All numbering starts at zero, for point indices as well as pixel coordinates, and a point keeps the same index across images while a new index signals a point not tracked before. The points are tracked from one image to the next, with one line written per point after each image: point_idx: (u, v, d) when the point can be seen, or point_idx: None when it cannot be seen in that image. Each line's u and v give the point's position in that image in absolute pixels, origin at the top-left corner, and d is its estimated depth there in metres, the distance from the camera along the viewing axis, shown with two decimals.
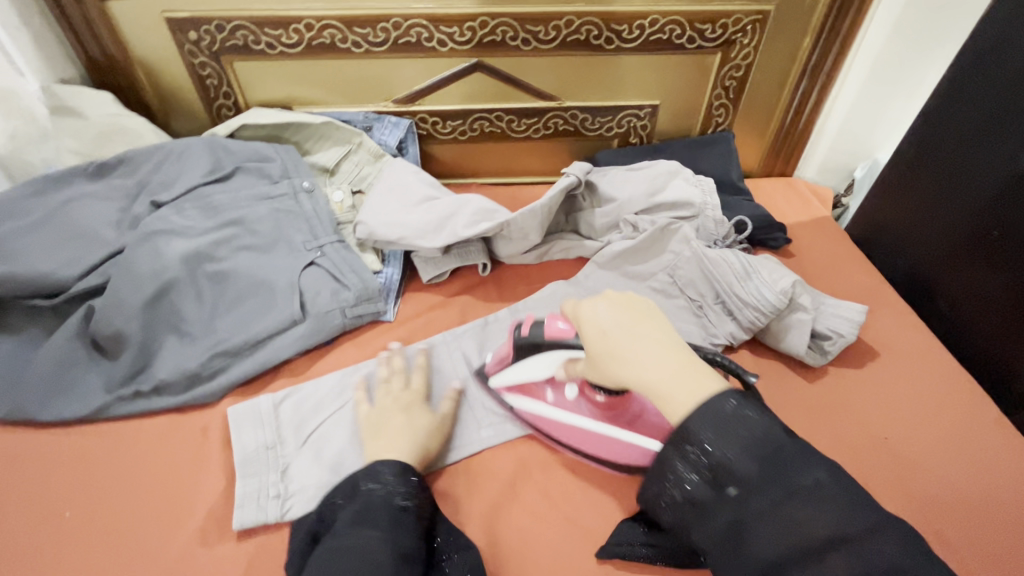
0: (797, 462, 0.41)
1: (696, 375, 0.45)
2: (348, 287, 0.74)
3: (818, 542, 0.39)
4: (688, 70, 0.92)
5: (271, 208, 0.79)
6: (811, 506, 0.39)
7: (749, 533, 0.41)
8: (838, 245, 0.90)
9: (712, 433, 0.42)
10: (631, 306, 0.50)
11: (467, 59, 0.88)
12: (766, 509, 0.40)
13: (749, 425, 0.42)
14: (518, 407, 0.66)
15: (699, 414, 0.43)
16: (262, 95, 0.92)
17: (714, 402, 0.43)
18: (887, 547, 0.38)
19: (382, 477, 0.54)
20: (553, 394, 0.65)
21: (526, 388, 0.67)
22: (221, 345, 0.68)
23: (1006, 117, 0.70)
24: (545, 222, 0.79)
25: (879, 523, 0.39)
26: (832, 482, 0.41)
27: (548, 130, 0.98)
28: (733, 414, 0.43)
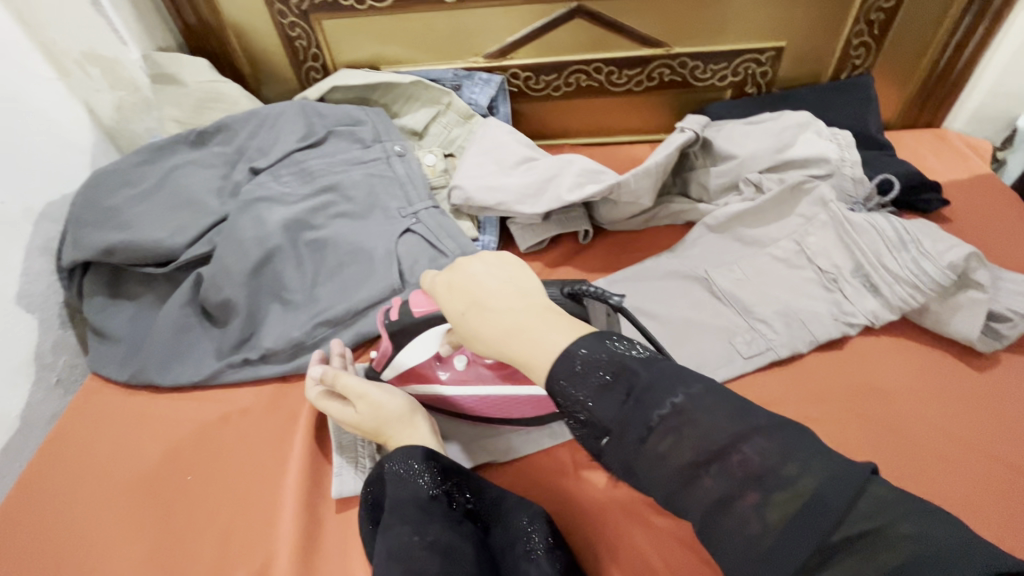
0: (655, 389, 0.38)
1: (546, 330, 0.42)
2: (446, 254, 0.70)
3: (687, 468, 0.36)
4: (823, 3, 0.79)
5: (364, 172, 0.77)
6: (671, 439, 0.37)
7: (638, 473, 0.39)
8: (1007, 207, 0.76)
9: (566, 386, 0.40)
10: (496, 264, 0.48)
11: (566, 4, 0.80)
12: (635, 446, 0.38)
13: (594, 359, 0.40)
14: (421, 395, 0.61)
15: (554, 370, 0.40)
16: (350, 55, 0.88)
17: (569, 360, 0.40)
18: (753, 455, 0.35)
19: (407, 462, 0.50)
20: (442, 371, 0.60)
21: (416, 375, 0.61)
22: (322, 315, 0.66)
23: None
24: (658, 183, 0.70)
25: (742, 431, 0.35)
26: (690, 404, 0.37)
27: (652, 82, 0.89)
28: (583, 362, 0.40)
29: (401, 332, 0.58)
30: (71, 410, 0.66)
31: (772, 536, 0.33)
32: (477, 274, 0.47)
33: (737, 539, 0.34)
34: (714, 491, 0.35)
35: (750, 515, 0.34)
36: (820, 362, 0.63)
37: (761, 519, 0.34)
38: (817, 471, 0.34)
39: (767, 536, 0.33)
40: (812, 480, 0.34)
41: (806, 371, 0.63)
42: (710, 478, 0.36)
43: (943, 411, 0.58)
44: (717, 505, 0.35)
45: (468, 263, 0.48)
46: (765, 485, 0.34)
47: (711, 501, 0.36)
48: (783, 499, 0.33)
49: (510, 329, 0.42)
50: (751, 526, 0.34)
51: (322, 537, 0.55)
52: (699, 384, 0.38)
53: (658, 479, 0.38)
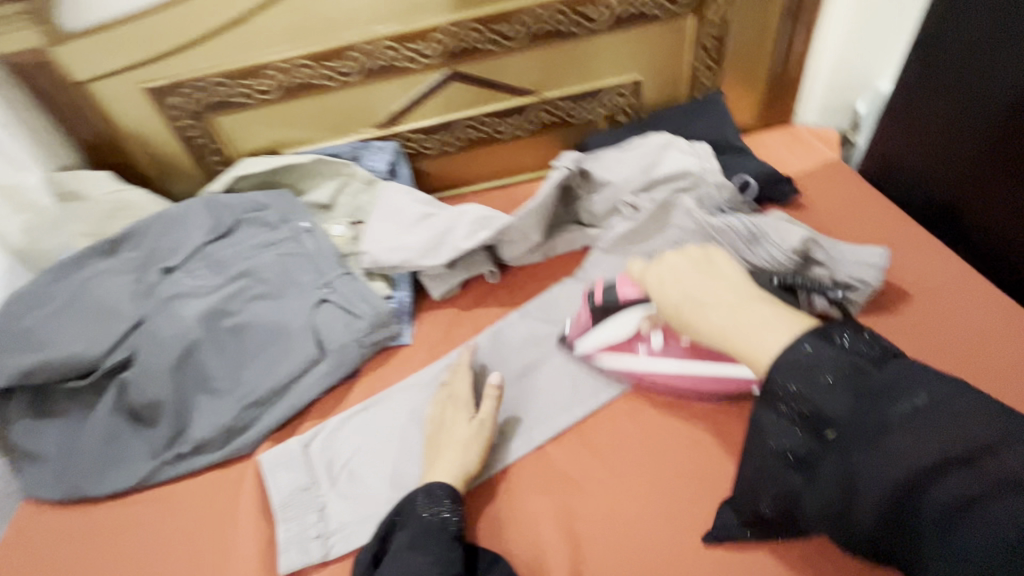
0: (891, 395, 0.41)
1: (784, 320, 0.49)
2: (361, 317, 0.74)
3: (923, 467, 0.38)
4: (664, 38, 0.90)
5: (276, 253, 0.81)
6: (914, 439, 0.39)
7: (862, 475, 0.41)
8: (850, 187, 0.87)
9: (802, 380, 0.44)
10: (700, 261, 0.58)
11: (439, 71, 0.88)
12: (869, 443, 0.41)
13: (848, 361, 0.44)
14: (611, 367, 0.66)
15: (779, 374, 0.45)
16: (251, 144, 0.94)
17: (790, 352, 0.46)
18: (1008, 462, 0.36)
19: (433, 496, 0.56)
20: (638, 347, 0.64)
21: (615, 347, 0.66)
22: (249, 397, 0.69)
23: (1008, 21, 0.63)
24: (543, 219, 0.77)
25: (993, 435, 0.37)
26: (934, 407, 0.40)
27: (534, 125, 0.97)
28: (812, 359, 0.45)
29: (603, 311, 0.66)
30: (6, 540, 0.66)
31: (1010, 535, 0.34)
32: (681, 271, 0.57)
33: (981, 538, 0.35)
34: (947, 490, 0.37)
35: (1006, 522, 0.35)
36: None
37: (1013, 520, 0.35)
38: None
39: (1018, 536, 0.34)
40: None
41: None
42: (949, 477, 0.37)
43: None
44: (957, 507, 0.37)
45: (671, 264, 0.59)
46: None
47: (941, 500, 0.37)
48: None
49: (725, 321, 0.51)
50: (999, 524, 0.35)
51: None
52: (952, 385, 0.41)
53: (874, 476, 0.40)
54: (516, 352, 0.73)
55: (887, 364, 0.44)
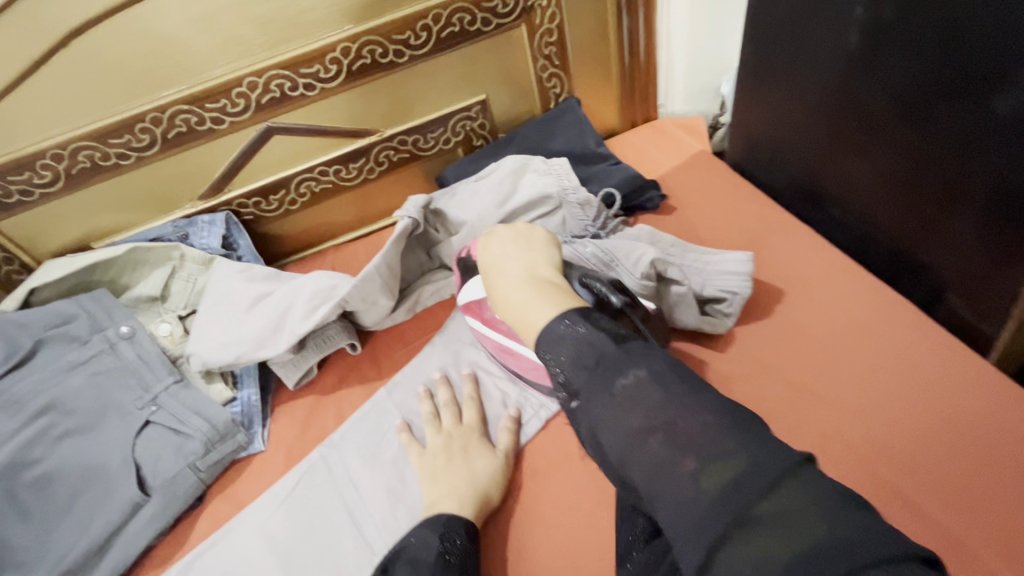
0: (621, 365, 0.40)
1: (558, 295, 0.48)
2: (192, 435, 0.64)
3: (638, 432, 0.37)
4: (500, 52, 0.83)
5: (88, 374, 0.68)
6: (629, 404, 0.38)
7: (599, 435, 0.39)
8: (716, 180, 0.83)
9: (552, 350, 0.43)
10: (521, 236, 0.57)
11: (255, 127, 0.77)
12: (596, 409, 0.39)
13: (587, 336, 0.42)
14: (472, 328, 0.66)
15: (541, 339, 0.44)
16: (50, 244, 0.79)
17: (555, 331, 0.43)
18: (696, 428, 0.35)
19: (443, 535, 0.49)
20: (488, 310, 0.63)
21: (469, 308, 0.65)
22: (60, 565, 0.57)
23: None
24: (392, 279, 0.69)
25: (696, 404, 0.36)
26: (653, 378, 0.38)
27: (383, 165, 0.88)
28: (565, 334, 0.43)
29: (465, 270, 0.67)
30: None
31: (703, 504, 0.32)
32: (499, 249, 0.56)
33: (671, 501, 0.34)
34: (655, 456, 0.36)
35: (686, 481, 0.34)
36: None
37: (696, 485, 0.33)
38: (753, 448, 0.33)
39: (702, 499, 0.32)
40: (744, 457, 0.33)
41: None
42: (657, 440, 0.36)
43: None
44: (659, 470, 0.35)
45: (500, 236, 0.58)
46: (703, 452, 0.34)
47: (652, 464, 0.36)
48: (717, 468, 0.33)
49: (509, 305, 0.50)
50: (686, 488, 0.33)
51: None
52: (678, 367, 0.39)
53: (608, 435, 0.38)
54: (383, 439, 0.63)
55: (625, 340, 0.42)
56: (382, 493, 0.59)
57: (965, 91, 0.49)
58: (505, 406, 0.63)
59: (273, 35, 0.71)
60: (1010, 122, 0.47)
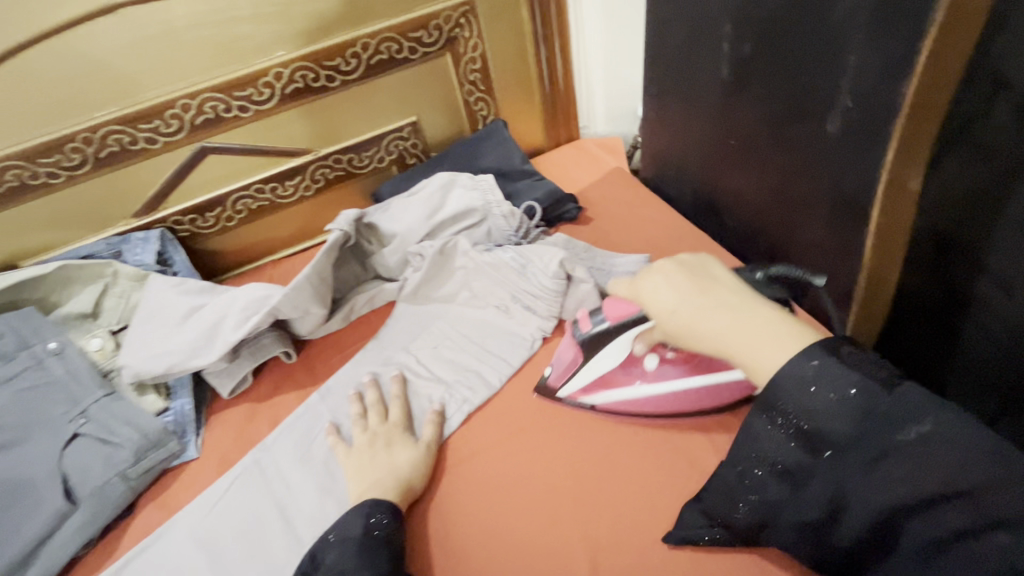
0: (895, 419, 0.37)
1: (788, 332, 0.42)
2: (123, 444, 0.64)
3: (927, 498, 0.35)
4: (429, 77, 0.89)
5: (13, 391, 0.68)
6: (914, 467, 0.35)
7: (850, 497, 0.38)
8: (628, 193, 0.92)
9: (797, 396, 0.40)
10: (693, 274, 0.49)
11: (189, 146, 0.80)
12: (860, 471, 0.38)
13: (846, 384, 0.38)
14: (608, 400, 0.63)
15: (778, 377, 0.40)
16: None
17: (792, 366, 0.40)
18: (1000, 499, 0.33)
19: (371, 516, 0.53)
20: (636, 368, 0.62)
21: (605, 379, 0.63)
22: None
23: (697, 26, 0.68)
24: (324, 289, 0.73)
25: (1001, 474, 0.33)
26: (939, 435, 0.35)
27: (319, 183, 0.92)
28: (805, 374, 0.39)
29: (589, 344, 0.60)
30: None
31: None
32: (663, 293, 0.48)
33: (968, 574, 0.33)
34: (947, 523, 0.34)
35: (988, 552, 0.33)
36: (513, 391, 0.68)
37: (1002, 558, 0.32)
38: None
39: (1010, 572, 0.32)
40: None
41: (507, 401, 0.67)
42: (948, 509, 0.34)
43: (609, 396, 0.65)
44: (949, 538, 0.34)
45: (657, 272, 0.50)
46: (1014, 526, 0.32)
47: (937, 533, 0.35)
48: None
49: (719, 340, 0.44)
50: (990, 563, 0.32)
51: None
52: (953, 410, 0.36)
53: (865, 497, 0.37)
54: (315, 440, 0.66)
55: (894, 386, 0.38)
56: (314, 490, 0.62)
57: (806, 114, 0.58)
58: (432, 401, 0.68)
59: (205, 60, 0.75)
60: (838, 139, 0.56)
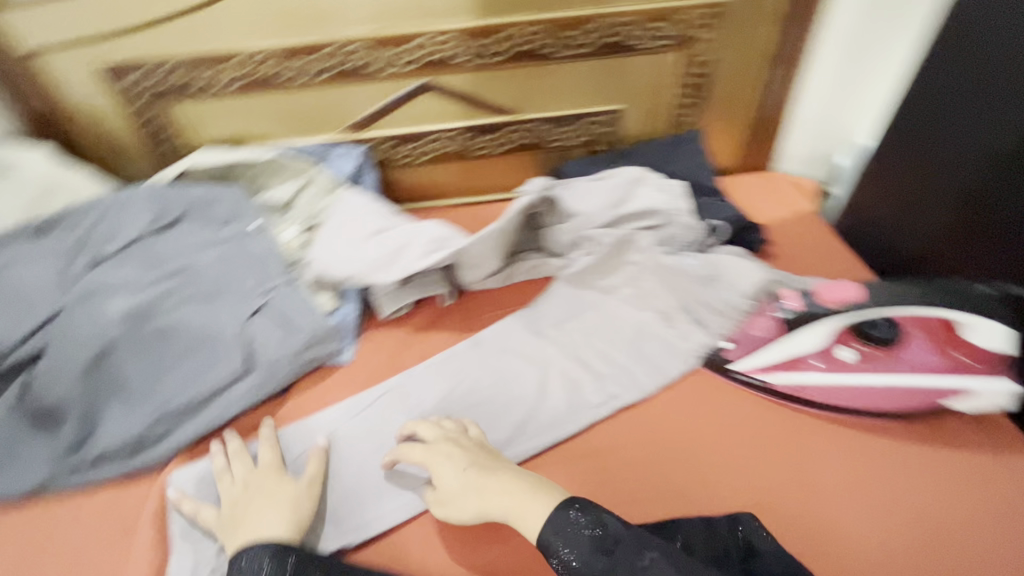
0: (642, 544, 0.46)
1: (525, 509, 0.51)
2: (300, 330, 0.69)
3: None
4: (651, 70, 0.88)
5: (219, 252, 0.76)
6: None
7: None
8: (818, 243, 0.86)
9: (565, 536, 0.48)
10: (446, 442, 0.59)
11: (415, 79, 0.85)
12: None
13: (597, 520, 0.48)
14: (788, 382, 0.64)
15: (551, 524, 0.48)
16: (210, 134, 0.90)
17: (562, 516, 0.49)
18: None
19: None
20: (829, 356, 0.63)
21: (791, 362, 0.64)
22: (167, 406, 0.64)
23: (983, 87, 0.68)
24: (502, 245, 0.74)
25: None
26: (665, 556, 0.45)
27: (510, 144, 0.95)
28: (572, 519, 0.48)
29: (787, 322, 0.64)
30: None
31: None
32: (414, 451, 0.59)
33: None
34: None
35: None
36: (661, 403, 0.66)
37: None
38: None
39: None
40: None
41: (653, 412, 0.65)
42: None
43: (764, 443, 0.61)
44: None
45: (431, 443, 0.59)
46: None
47: None
48: None
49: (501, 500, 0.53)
50: None
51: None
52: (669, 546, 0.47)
53: None
54: (461, 385, 0.69)
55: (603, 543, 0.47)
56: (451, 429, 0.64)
57: None
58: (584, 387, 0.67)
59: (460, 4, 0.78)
60: None
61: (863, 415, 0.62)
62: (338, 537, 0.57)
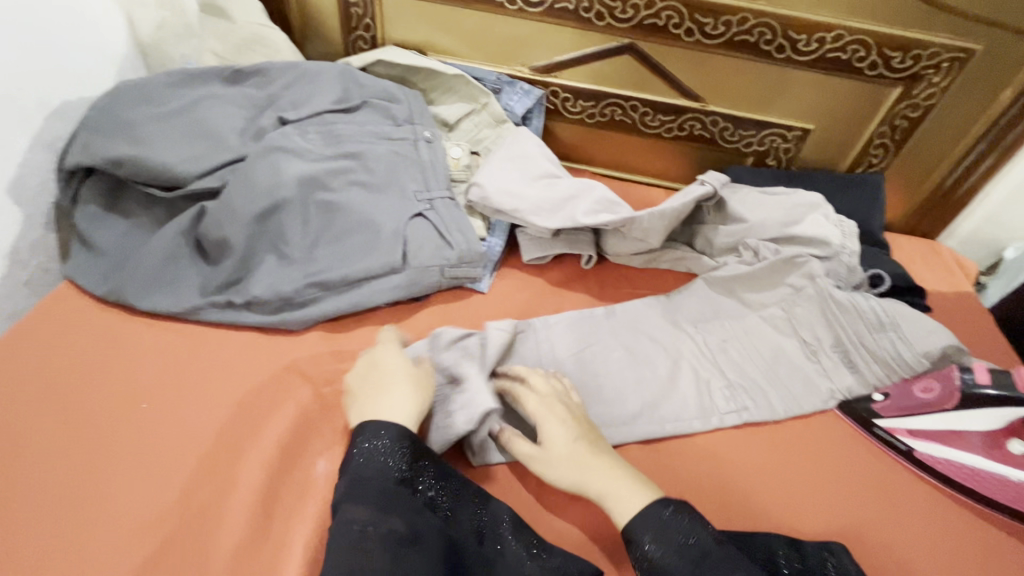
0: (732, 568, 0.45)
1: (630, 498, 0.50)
2: (452, 246, 0.70)
3: None
4: (859, 99, 0.83)
5: (390, 149, 0.77)
6: None
7: None
8: (980, 329, 0.81)
9: (656, 530, 0.47)
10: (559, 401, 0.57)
11: (621, 38, 0.83)
12: None
13: (691, 528, 0.47)
14: (936, 457, 0.59)
15: (642, 519, 0.48)
16: (401, 35, 0.90)
17: (660, 514, 0.48)
18: None
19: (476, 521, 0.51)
20: (1000, 445, 0.57)
21: (947, 436, 0.59)
22: (317, 276, 0.66)
23: None
24: (669, 228, 0.72)
25: None
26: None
27: (682, 132, 0.92)
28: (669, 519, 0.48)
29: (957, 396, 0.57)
30: (40, 307, 0.65)
31: None
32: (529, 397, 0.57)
33: None
34: None
35: None
36: (792, 432, 0.63)
37: None
38: None
39: None
40: None
41: (781, 438, 0.63)
42: None
43: (892, 508, 0.58)
44: None
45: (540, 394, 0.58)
46: None
47: None
48: None
49: (610, 480, 0.51)
50: None
51: (278, 507, 0.53)
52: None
53: None
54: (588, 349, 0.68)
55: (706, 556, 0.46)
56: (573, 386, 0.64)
57: None
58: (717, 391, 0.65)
59: None
60: None
61: (1011, 516, 0.57)
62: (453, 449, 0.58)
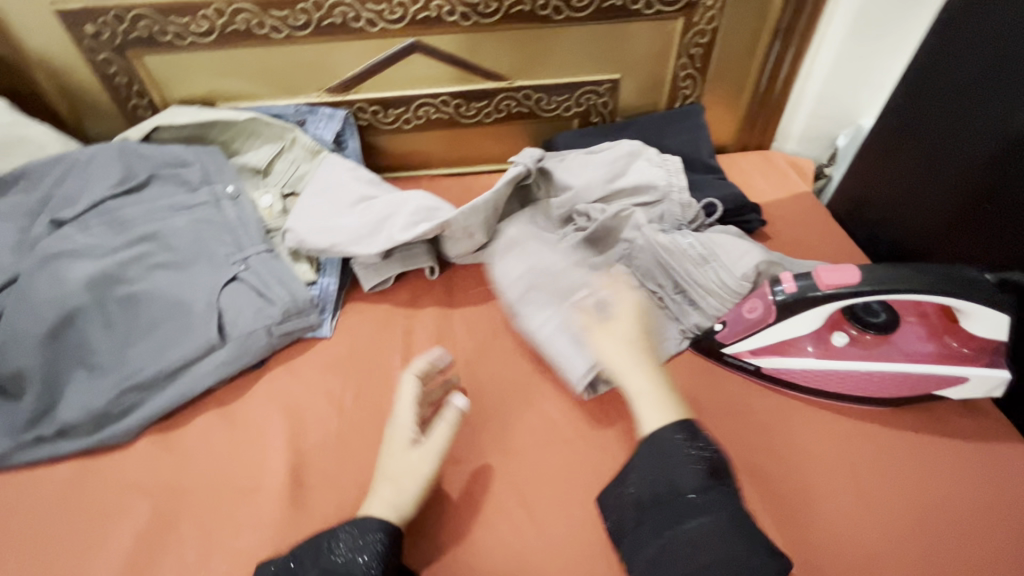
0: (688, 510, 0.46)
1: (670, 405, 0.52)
2: (274, 302, 0.66)
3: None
4: (650, 37, 0.84)
5: (189, 218, 0.72)
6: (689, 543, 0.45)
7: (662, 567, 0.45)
8: (817, 225, 0.84)
9: (673, 446, 0.49)
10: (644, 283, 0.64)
11: (402, 39, 0.80)
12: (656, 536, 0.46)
13: (698, 453, 0.48)
14: (775, 369, 0.62)
15: (660, 438, 0.49)
16: (181, 92, 0.84)
17: (667, 438, 0.49)
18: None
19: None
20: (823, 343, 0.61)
21: (781, 347, 0.61)
22: (131, 379, 0.61)
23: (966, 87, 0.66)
24: (491, 219, 0.72)
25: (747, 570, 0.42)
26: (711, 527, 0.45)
27: (501, 113, 0.90)
28: (681, 446, 0.49)
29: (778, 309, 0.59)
30: None
31: None
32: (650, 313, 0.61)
33: None
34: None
35: None
36: None
37: None
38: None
39: None
40: None
41: None
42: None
43: (750, 430, 0.59)
44: None
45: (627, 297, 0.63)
46: None
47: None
48: None
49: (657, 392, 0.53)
50: None
51: None
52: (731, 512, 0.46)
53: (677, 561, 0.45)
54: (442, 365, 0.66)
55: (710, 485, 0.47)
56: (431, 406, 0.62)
57: None
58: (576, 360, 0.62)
59: None
60: None
61: (854, 402, 0.61)
62: (312, 514, 0.55)
